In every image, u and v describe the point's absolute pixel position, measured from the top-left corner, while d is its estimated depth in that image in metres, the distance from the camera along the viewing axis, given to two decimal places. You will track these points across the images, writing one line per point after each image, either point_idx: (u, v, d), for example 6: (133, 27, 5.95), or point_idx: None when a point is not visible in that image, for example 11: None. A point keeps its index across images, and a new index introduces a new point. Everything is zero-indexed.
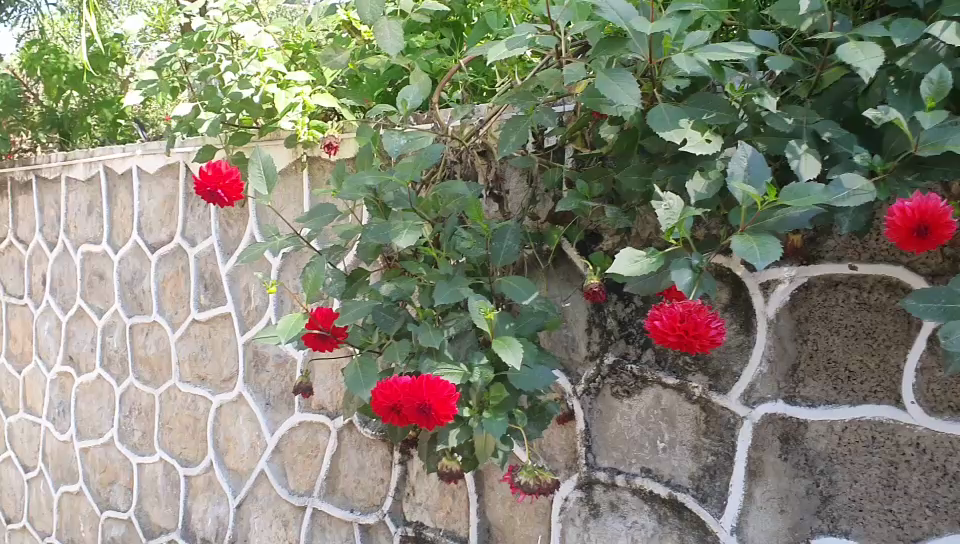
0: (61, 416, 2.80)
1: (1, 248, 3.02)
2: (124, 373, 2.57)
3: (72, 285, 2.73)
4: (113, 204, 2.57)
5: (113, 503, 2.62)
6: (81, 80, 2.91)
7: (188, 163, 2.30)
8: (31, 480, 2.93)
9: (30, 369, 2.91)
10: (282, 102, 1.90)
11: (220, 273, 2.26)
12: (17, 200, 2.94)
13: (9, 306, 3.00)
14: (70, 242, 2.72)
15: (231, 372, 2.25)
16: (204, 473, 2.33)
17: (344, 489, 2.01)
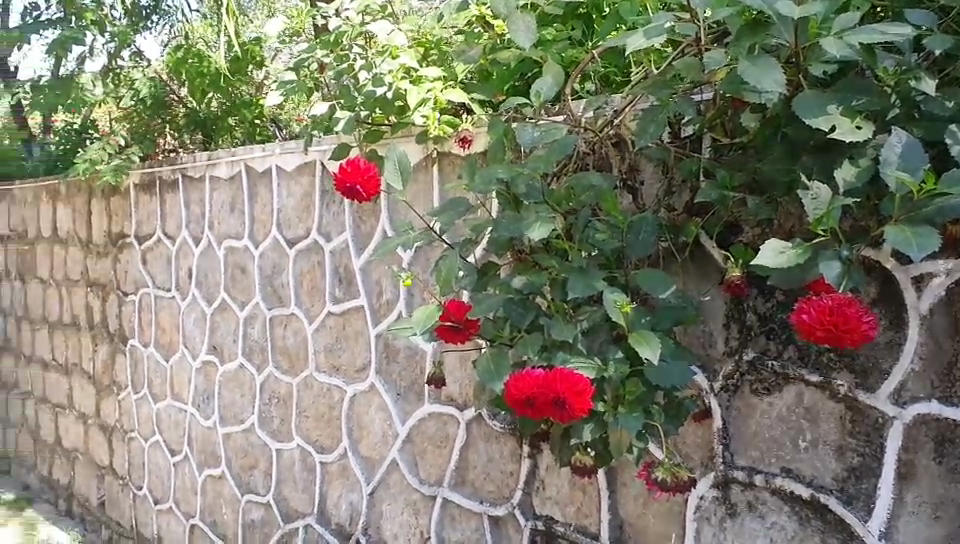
0: (206, 403, 2.94)
1: (151, 244, 3.19)
2: (264, 363, 2.68)
3: (215, 278, 2.86)
4: (254, 201, 2.68)
5: (253, 488, 2.73)
6: (221, 82, 3.07)
7: (322, 160, 2.37)
8: (178, 463, 3.09)
9: (177, 359, 3.07)
10: (414, 98, 1.93)
11: (353, 266, 2.32)
12: (164, 198, 3.10)
13: (158, 298, 3.17)
14: (214, 238, 2.86)
15: (364, 362, 2.31)
16: (338, 460, 2.40)
17: (474, 481, 2.02)
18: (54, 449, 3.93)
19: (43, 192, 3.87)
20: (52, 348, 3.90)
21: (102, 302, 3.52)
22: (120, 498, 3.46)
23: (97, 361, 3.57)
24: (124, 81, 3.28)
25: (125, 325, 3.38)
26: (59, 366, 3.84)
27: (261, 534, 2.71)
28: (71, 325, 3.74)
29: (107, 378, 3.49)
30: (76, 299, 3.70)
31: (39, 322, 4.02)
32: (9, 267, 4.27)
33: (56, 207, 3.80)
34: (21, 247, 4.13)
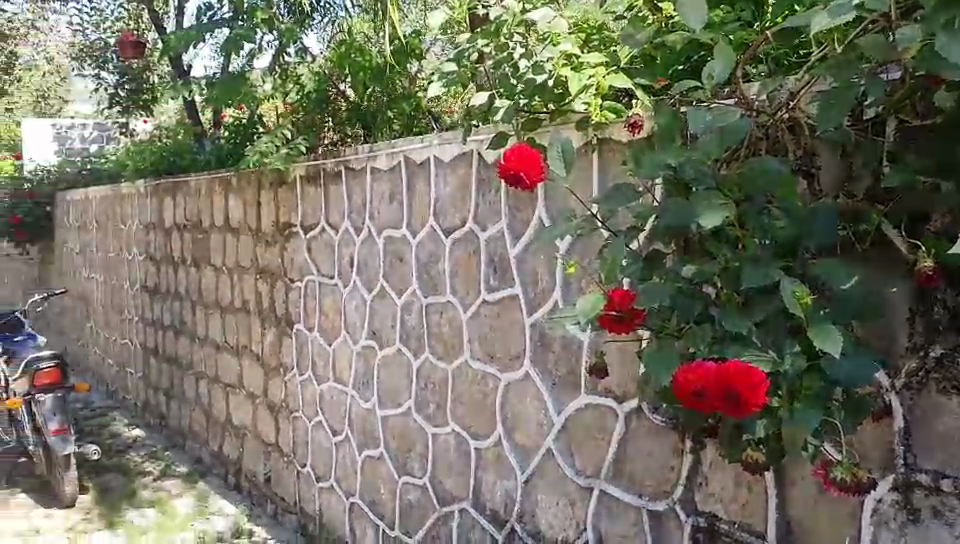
0: (365, 386, 3.03)
1: (315, 234, 3.32)
2: (420, 348, 2.73)
3: (375, 266, 2.94)
4: (412, 191, 2.72)
5: (410, 470, 2.80)
6: (382, 76, 3.18)
7: (479, 150, 2.39)
8: (339, 443, 3.21)
9: (339, 343, 3.18)
10: (575, 85, 1.90)
11: (508, 255, 2.31)
12: (328, 189, 3.20)
13: (321, 285, 3.29)
14: (374, 227, 2.93)
15: (518, 351, 2.29)
16: (493, 446, 2.42)
17: (631, 473, 1.97)
18: (225, 426, 4.16)
19: (218, 184, 4.10)
20: (224, 331, 4.13)
21: (270, 288, 3.69)
22: (284, 474, 3.62)
23: (265, 344, 3.74)
24: (290, 77, 3.51)
25: (290, 311, 3.53)
26: (231, 348, 4.06)
27: (417, 516, 2.77)
28: (242, 310, 3.95)
29: (274, 360, 3.67)
30: (246, 285, 3.90)
31: (213, 306, 4.26)
32: (187, 254, 4.54)
33: (228, 198, 4.01)
34: (197, 236, 4.39)
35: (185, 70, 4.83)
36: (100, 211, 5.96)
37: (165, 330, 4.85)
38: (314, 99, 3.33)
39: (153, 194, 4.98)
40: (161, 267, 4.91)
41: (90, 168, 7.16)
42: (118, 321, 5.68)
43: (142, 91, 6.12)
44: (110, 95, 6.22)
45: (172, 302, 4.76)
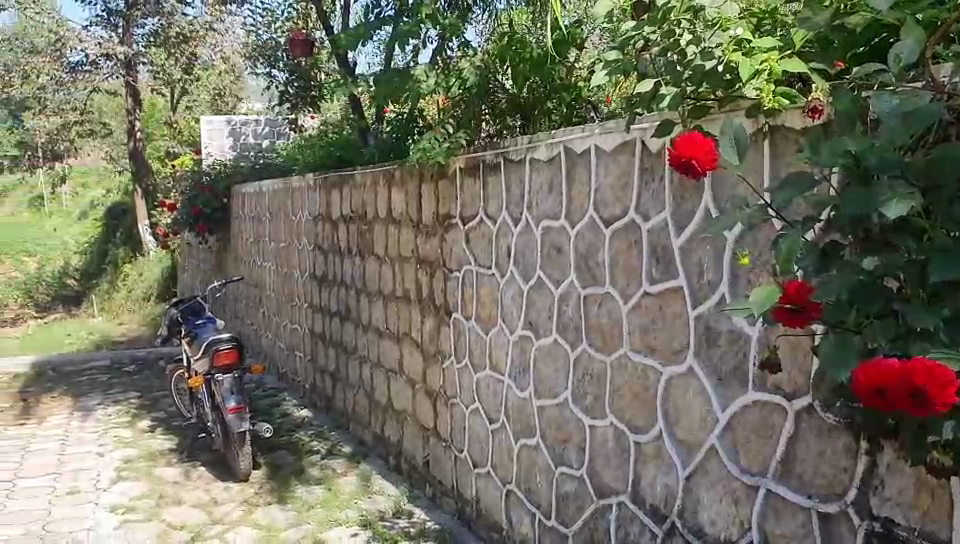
0: (522, 376, 3.06)
1: (473, 225, 3.37)
2: (578, 340, 2.73)
3: (532, 257, 2.96)
4: (572, 182, 2.72)
5: (566, 460, 2.81)
6: (543, 67, 3.14)
7: (642, 138, 2.35)
8: (495, 431, 3.25)
9: (496, 332, 3.23)
10: (745, 71, 1.85)
11: (672, 246, 2.27)
12: (487, 180, 3.24)
13: (479, 275, 3.35)
14: (532, 218, 2.95)
15: (681, 344, 2.25)
16: (654, 441, 2.39)
17: (801, 474, 1.89)
18: (386, 410, 4.30)
19: (381, 177, 4.24)
20: (386, 319, 4.26)
21: (429, 278, 3.79)
22: (442, 459, 3.71)
23: (424, 331, 3.85)
24: (452, 71, 3.52)
25: (449, 300, 3.61)
26: (392, 334, 4.19)
27: (574, 507, 2.77)
28: (403, 298, 4.07)
29: (433, 347, 3.76)
30: (407, 274, 4.02)
31: (376, 294, 4.41)
32: (352, 244, 4.72)
33: (391, 191, 4.14)
34: (362, 227, 4.54)
35: (351, 67, 5.01)
36: (272, 204, 6.28)
37: (331, 317, 5.06)
38: (474, 93, 3.37)
39: (320, 187, 5.20)
40: (328, 257, 5.12)
41: (264, 162, 7.54)
42: (288, 306, 5.97)
43: (311, 89, 6.38)
44: (281, 92, 6.49)
45: (338, 290, 4.96)
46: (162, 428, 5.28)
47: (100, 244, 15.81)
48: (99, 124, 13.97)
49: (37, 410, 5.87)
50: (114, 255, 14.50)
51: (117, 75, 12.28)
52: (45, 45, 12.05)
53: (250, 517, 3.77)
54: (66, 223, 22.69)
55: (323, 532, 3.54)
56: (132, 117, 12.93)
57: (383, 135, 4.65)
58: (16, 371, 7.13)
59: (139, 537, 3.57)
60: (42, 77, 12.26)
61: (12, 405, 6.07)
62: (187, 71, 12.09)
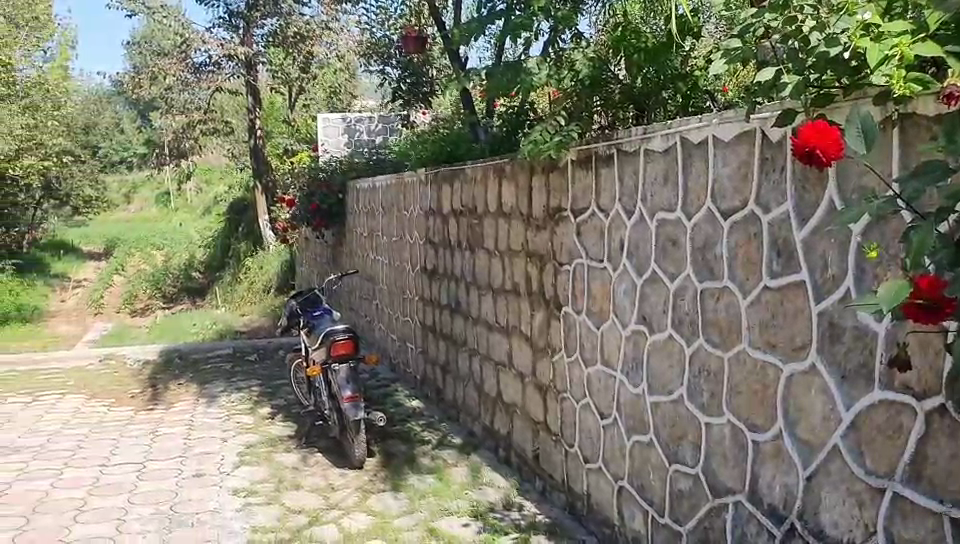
0: (635, 371, 3.03)
1: (585, 218, 3.35)
2: (694, 335, 2.68)
3: (647, 250, 2.92)
4: (688, 173, 2.67)
5: (681, 458, 2.76)
6: (660, 58, 3.12)
7: (762, 128, 2.29)
8: (607, 426, 3.23)
9: (608, 326, 3.20)
10: (872, 58, 1.75)
11: (794, 239, 2.21)
12: (600, 172, 3.21)
13: (591, 269, 3.33)
14: (647, 210, 2.91)
15: (803, 340, 2.18)
16: (773, 440, 2.32)
17: (932, 477, 1.81)
18: (496, 402, 4.33)
19: (492, 171, 4.26)
20: (496, 312, 4.29)
21: (539, 271, 3.79)
22: (552, 453, 3.71)
23: (534, 325, 3.85)
24: (565, 63, 3.50)
25: (560, 293, 3.60)
26: (502, 327, 4.21)
27: (688, 506, 2.73)
28: (513, 292, 4.08)
29: (543, 340, 3.76)
30: (516, 268, 4.03)
31: (486, 288, 4.44)
32: (462, 238, 4.76)
33: (502, 185, 4.15)
34: (472, 221, 4.58)
35: (463, 61, 5.05)
36: (385, 199, 6.40)
37: (442, 310, 5.12)
38: (587, 85, 3.35)
39: (431, 182, 5.26)
40: (439, 250, 5.17)
41: (377, 159, 7.71)
42: (400, 299, 6.08)
43: (423, 84, 6.59)
44: (394, 88, 6.77)
45: (448, 283, 5.02)
46: (281, 416, 5.46)
47: (223, 238, 16.48)
48: (222, 123, 14.56)
49: (165, 396, 6.17)
50: (236, 249, 15.07)
51: (239, 75, 12.88)
52: (174, 47, 12.72)
53: (366, 503, 3.87)
54: (191, 218, 23.77)
55: (435, 521, 3.60)
56: (253, 115, 13.44)
57: (493, 129, 4.69)
58: (146, 359, 7.51)
59: (260, 519, 3.71)
60: (170, 79, 12.90)
61: (142, 391, 6.39)
62: (303, 70, 12.62)
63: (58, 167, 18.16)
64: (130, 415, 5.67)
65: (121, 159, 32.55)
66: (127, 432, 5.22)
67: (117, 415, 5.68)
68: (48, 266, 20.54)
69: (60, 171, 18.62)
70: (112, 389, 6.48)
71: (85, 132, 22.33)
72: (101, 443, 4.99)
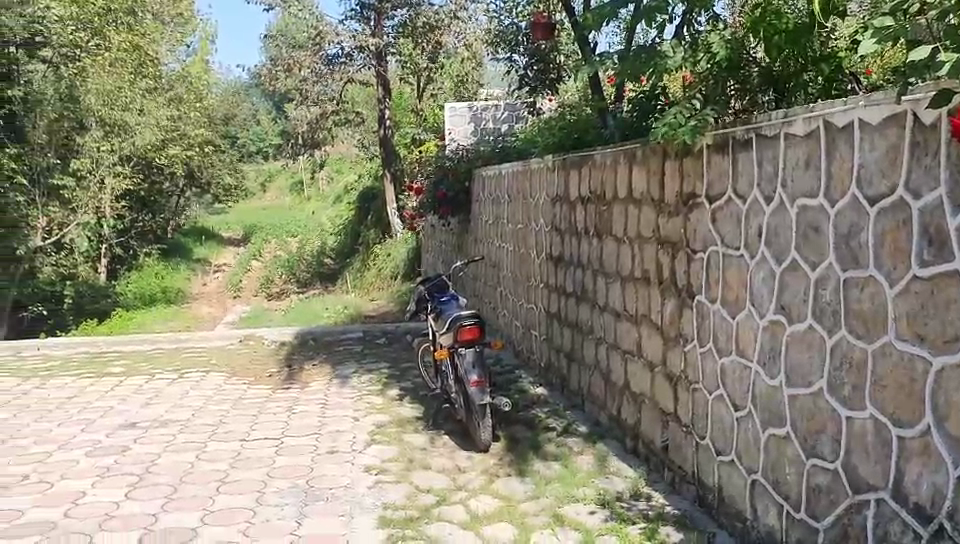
0: (772, 362, 2.95)
1: (720, 205, 3.28)
2: (835, 325, 2.59)
3: (786, 237, 2.84)
4: (832, 158, 2.58)
5: (819, 451, 2.68)
6: (799, 39, 3.03)
7: (914, 110, 2.19)
8: (740, 418, 3.16)
9: (744, 316, 3.13)
10: None
11: (947, 226, 2.10)
12: (737, 157, 3.14)
13: (726, 257, 3.26)
14: (786, 196, 2.83)
15: (956, 332, 2.07)
16: (920, 436, 2.22)
17: None
18: (623, 391, 4.30)
19: (622, 157, 4.22)
20: (625, 300, 4.25)
21: (671, 259, 3.74)
22: (682, 444, 3.66)
23: (665, 314, 3.80)
24: (702, 45, 3.45)
25: (692, 282, 3.54)
26: (631, 316, 4.18)
27: (827, 502, 2.64)
28: (643, 280, 4.03)
29: (674, 330, 3.71)
30: (647, 256, 3.99)
31: (614, 275, 4.41)
32: (590, 225, 4.74)
33: (632, 171, 4.11)
34: (600, 207, 4.55)
35: (592, 46, 5.03)
36: (511, 187, 6.43)
37: (568, 297, 5.12)
38: (724, 68, 3.30)
39: (558, 168, 5.25)
40: (565, 237, 5.17)
41: (503, 147, 7.76)
42: (524, 287, 6.11)
43: (550, 71, 6.60)
44: (521, 76, 6.78)
45: (574, 271, 5.01)
46: (409, 398, 5.59)
47: (353, 226, 16.94)
48: (353, 114, 15.01)
49: (300, 376, 6.41)
50: (366, 237, 15.48)
51: (369, 66, 13.26)
52: (308, 40, 13.25)
53: (492, 486, 3.92)
54: (322, 207, 24.57)
55: (562, 507, 3.62)
56: (383, 106, 13.70)
57: (623, 116, 4.66)
58: (282, 339, 7.83)
59: (390, 497, 3.82)
60: (305, 70, 13.42)
61: (278, 370, 6.66)
62: (431, 60, 13.06)
63: (201, 157, 19.14)
64: (268, 393, 5.94)
65: (257, 149, 33.92)
66: (264, 409, 5.47)
67: (256, 392, 5.95)
68: (191, 250, 21.65)
69: (203, 161, 19.62)
70: (251, 367, 6.79)
71: (226, 124, 23.44)
72: (240, 419, 5.24)
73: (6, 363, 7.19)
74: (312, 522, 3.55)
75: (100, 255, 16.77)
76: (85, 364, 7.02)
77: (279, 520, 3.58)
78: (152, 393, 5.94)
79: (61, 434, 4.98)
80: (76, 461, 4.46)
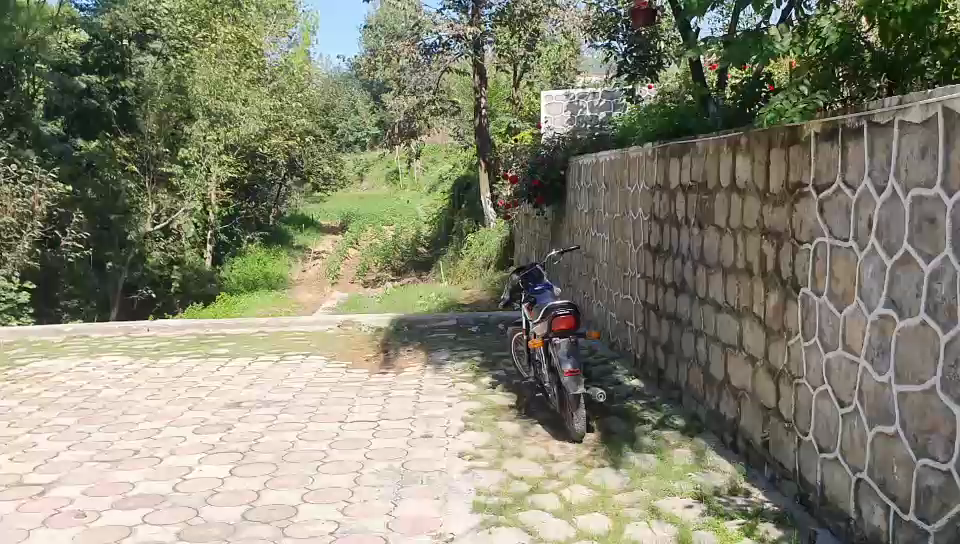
0: (881, 357, 2.85)
1: (829, 194, 3.17)
2: (950, 321, 2.47)
3: (899, 228, 2.73)
4: (951, 146, 2.46)
5: (931, 452, 2.56)
6: None
7: None
8: (847, 415, 3.06)
9: (851, 310, 3.03)
10: None
11: None
12: (847, 146, 3.03)
13: (834, 248, 3.16)
14: (900, 186, 2.72)
15: None
16: None
17: None
18: (723, 385, 4.22)
19: (725, 145, 4.13)
20: (726, 291, 4.17)
21: (776, 250, 3.64)
22: (783, 440, 3.57)
23: (768, 306, 3.72)
24: (811, 31, 3.47)
25: (798, 274, 3.45)
26: (732, 308, 4.10)
27: (937, 504, 2.54)
28: (746, 271, 3.95)
29: (777, 323, 3.63)
30: (750, 246, 3.90)
31: (714, 266, 4.33)
32: (690, 214, 4.66)
33: (736, 159, 4.02)
34: (702, 197, 4.47)
35: (692, 31, 4.89)
36: (608, 175, 6.39)
37: (666, 289, 5.05)
38: (835, 53, 3.34)
39: (658, 156, 5.18)
40: (664, 227, 5.10)
41: (600, 135, 7.71)
42: (621, 277, 6.06)
43: (649, 58, 6.51)
44: (619, 63, 6.65)
45: (673, 261, 4.94)
46: (502, 385, 5.62)
47: (447, 215, 17.08)
48: (450, 103, 15.12)
49: (397, 361, 6.53)
50: (460, 226, 15.57)
51: (466, 55, 13.35)
52: (406, 30, 13.44)
53: (586, 476, 3.91)
54: (417, 196, 24.87)
55: (657, 500, 3.58)
56: (479, 94, 13.76)
57: (727, 103, 4.59)
58: (379, 325, 7.98)
59: (484, 482, 3.86)
60: (403, 60, 13.62)
61: (375, 355, 6.79)
62: (529, 47, 12.91)
63: (302, 146, 19.61)
64: (365, 377, 6.06)
65: (355, 139, 34.48)
66: (362, 392, 5.59)
67: (354, 376, 6.08)
68: (291, 237, 22.19)
69: (304, 150, 20.09)
70: (349, 352, 6.94)
71: (326, 114, 23.97)
72: (339, 401, 5.37)
73: (121, 343, 7.53)
74: (408, 504, 3.62)
75: (206, 241, 17.33)
76: (193, 345, 7.30)
77: (377, 500, 3.66)
78: (255, 374, 6.14)
79: (170, 411, 5.20)
80: (185, 437, 4.65)
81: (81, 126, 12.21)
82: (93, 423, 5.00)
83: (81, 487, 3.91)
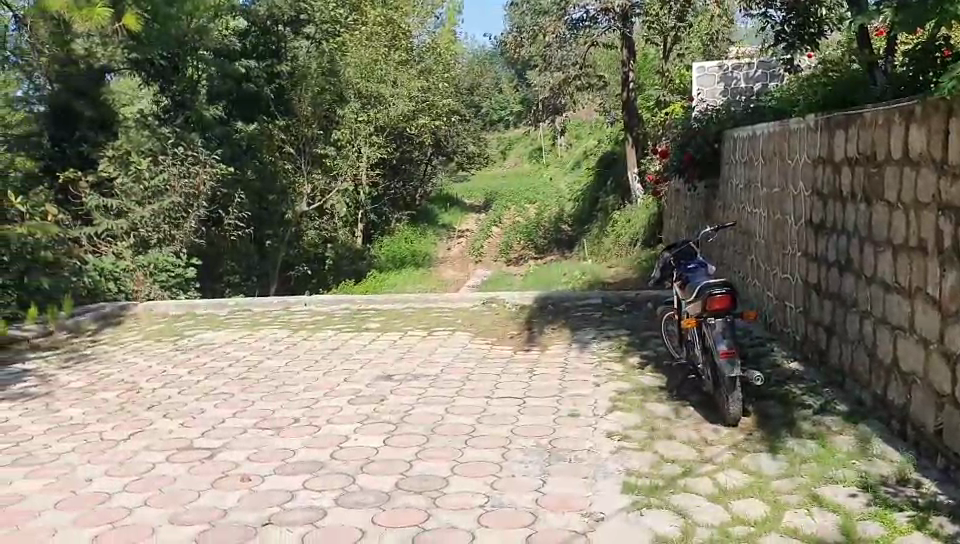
0: None
1: None
2: None
3: None
4: None
5: None
6: None
7: None
8: None
9: None
10: None
11: None
12: None
13: None
14: None
15: None
16: None
17: None
18: (891, 369, 3.99)
19: (897, 114, 3.87)
20: (896, 270, 3.93)
21: (954, 226, 3.39)
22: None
23: (944, 286, 3.47)
24: None
25: None
26: (903, 288, 3.85)
27: None
28: (920, 249, 3.70)
29: (954, 305, 3.38)
30: (925, 222, 3.65)
31: (884, 244, 4.08)
32: (857, 189, 4.40)
33: (910, 129, 3.76)
34: (870, 169, 4.21)
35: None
36: (765, 148, 6.12)
37: (829, 268, 4.81)
38: None
39: (821, 127, 4.91)
40: (828, 202, 4.84)
41: (755, 107, 7.44)
42: (779, 256, 5.82)
43: (810, 24, 6.19)
44: (777, 32, 6.41)
45: (838, 239, 4.70)
46: (650, 366, 5.52)
47: (591, 192, 16.91)
48: (597, 77, 14.97)
49: (542, 339, 6.52)
50: (605, 203, 15.40)
51: (613, 28, 13.11)
52: (553, 6, 13.36)
53: (741, 461, 3.78)
54: (561, 173, 24.73)
55: (818, 488, 3.43)
56: (626, 68, 13.53)
57: (901, 70, 4.27)
58: (523, 303, 8.00)
59: (634, 463, 3.81)
60: (549, 36, 13.57)
61: (521, 333, 6.80)
62: (680, 19, 12.25)
63: (448, 125, 19.87)
64: (510, 354, 6.09)
65: (500, 117, 34.65)
66: (508, 369, 5.61)
67: (500, 353, 6.12)
68: (437, 216, 22.56)
69: (449, 129, 20.36)
70: (495, 329, 6.98)
71: (471, 93, 24.14)
72: (485, 377, 5.41)
73: (278, 317, 7.86)
74: (557, 482, 3.61)
75: (356, 221, 17.86)
76: (346, 320, 7.53)
77: (525, 476, 3.67)
78: (404, 349, 6.28)
79: (325, 382, 5.39)
80: (340, 407, 4.81)
81: (241, 111, 12.91)
82: (254, 392, 5.24)
83: (245, 452, 4.12)
